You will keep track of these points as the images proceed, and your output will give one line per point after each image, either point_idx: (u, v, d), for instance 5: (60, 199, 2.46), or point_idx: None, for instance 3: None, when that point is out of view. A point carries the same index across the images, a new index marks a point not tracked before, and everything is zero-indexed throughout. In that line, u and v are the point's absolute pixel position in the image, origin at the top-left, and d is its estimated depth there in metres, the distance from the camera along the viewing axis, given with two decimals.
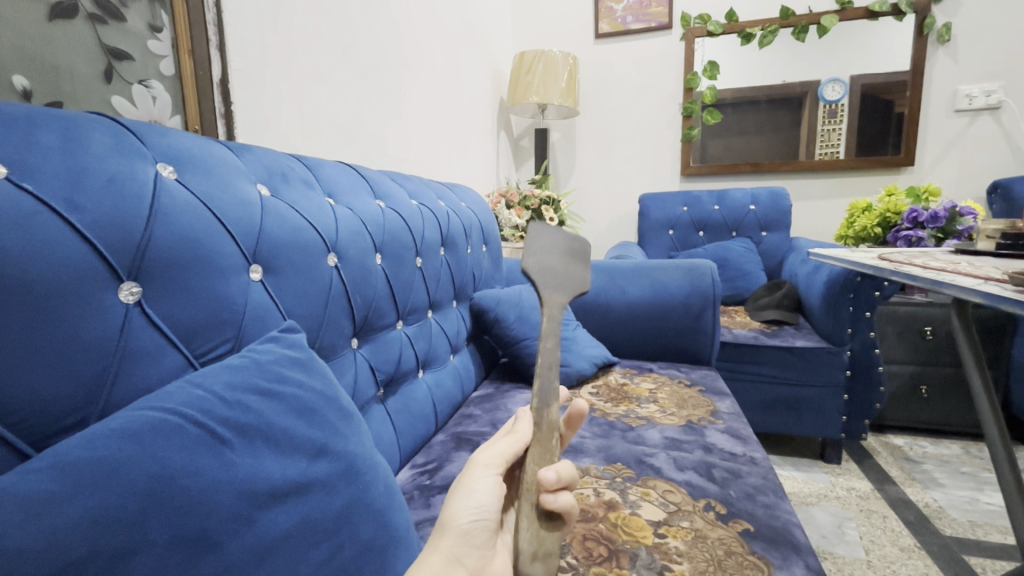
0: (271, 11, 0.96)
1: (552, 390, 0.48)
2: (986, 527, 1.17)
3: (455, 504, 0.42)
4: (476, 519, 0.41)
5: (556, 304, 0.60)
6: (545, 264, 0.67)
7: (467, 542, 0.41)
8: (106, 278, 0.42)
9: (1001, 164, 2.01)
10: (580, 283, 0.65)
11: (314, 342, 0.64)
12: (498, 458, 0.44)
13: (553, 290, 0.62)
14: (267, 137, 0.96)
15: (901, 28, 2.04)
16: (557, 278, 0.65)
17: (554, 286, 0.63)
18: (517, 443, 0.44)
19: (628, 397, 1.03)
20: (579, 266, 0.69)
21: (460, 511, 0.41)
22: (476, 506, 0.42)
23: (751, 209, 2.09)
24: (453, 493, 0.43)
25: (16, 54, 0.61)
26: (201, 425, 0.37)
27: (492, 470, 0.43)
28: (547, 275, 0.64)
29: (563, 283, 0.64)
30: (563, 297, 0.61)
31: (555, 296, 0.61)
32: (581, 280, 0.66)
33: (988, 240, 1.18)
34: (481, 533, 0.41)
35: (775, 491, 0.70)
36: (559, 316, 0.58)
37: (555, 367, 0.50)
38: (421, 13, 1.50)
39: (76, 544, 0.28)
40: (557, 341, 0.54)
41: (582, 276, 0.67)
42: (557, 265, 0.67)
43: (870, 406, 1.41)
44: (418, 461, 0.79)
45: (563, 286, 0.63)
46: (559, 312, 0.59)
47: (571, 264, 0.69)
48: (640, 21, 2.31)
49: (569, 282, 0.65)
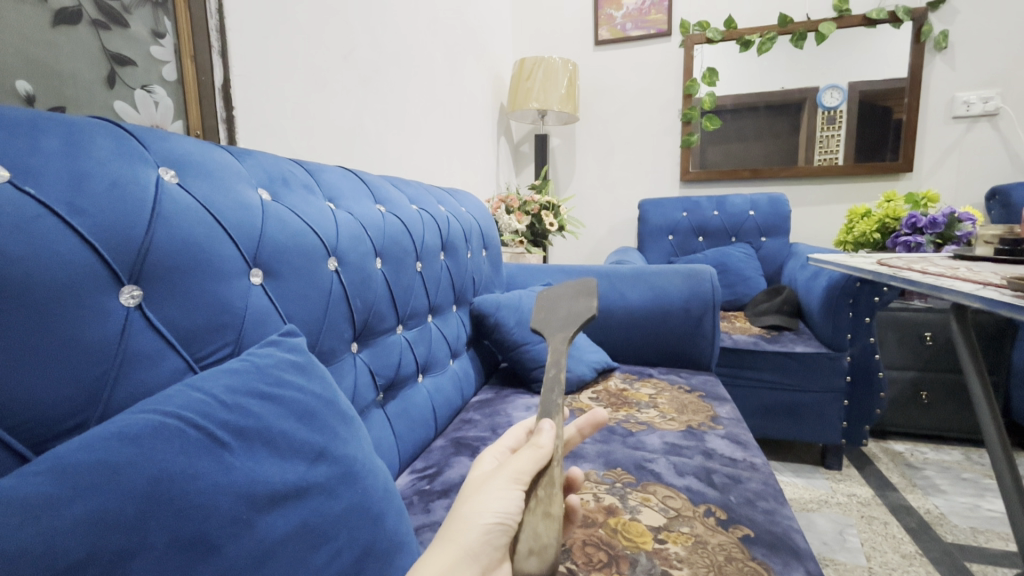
0: (272, 18, 0.96)
1: (554, 403, 0.46)
2: (987, 534, 1.16)
3: (476, 502, 0.39)
4: (496, 520, 0.39)
5: (559, 338, 0.58)
6: (552, 309, 0.67)
7: (484, 541, 0.39)
8: (107, 281, 0.42)
9: (999, 170, 2.02)
10: (584, 310, 0.63)
11: (314, 347, 0.64)
12: (515, 470, 0.40)
13: (558, 329, 0.61)
14: (268, 142, 0.97)
15: (898, 35, 2.06)
16: (562, 318, 0.64)
17: (559, 327, 0.61)
18: (539, 456, 0.41)
19: (627, 403, 1.02)
20: (586, 296, 0.67)
21: (482, 508, 0.39)
22: (498, 508, 0.39)
23: (750, 214, 2.10)
24: (475, 491, 0.41)
25: (20, 60, 0.62)
26: (201, 428, 0.37)
27: (513, 481, 0.40)
28: (551, 317, 0.65)
29: (568, 318, 0.63)
30: (568, 331, 0.60)
31: (560, 334, 0.59)
32: (586, 306, 0.64)
33: (986, 245, 1.17)
34: (500, 537, 0.39)
35: (776, 497, 0.70)
36: (564, 344, 0.56)
37: (560, 384, 0.48)
38: (422, 20, 1.52)
39: (75, 547, 0.28)
40: (562, 363, 0.51)
41: (588, 303, 0.65)
42: (562, 306, 0.67)
43: (869, 412, 1.42)
44: (417, 466, 0.79)
45: (567, 321, 0.62)
46: (566, 342, 0.57)
47: (577, 298, 0.68)
48: (639, 28, 2.32)
49: (572, 312, 0.64)
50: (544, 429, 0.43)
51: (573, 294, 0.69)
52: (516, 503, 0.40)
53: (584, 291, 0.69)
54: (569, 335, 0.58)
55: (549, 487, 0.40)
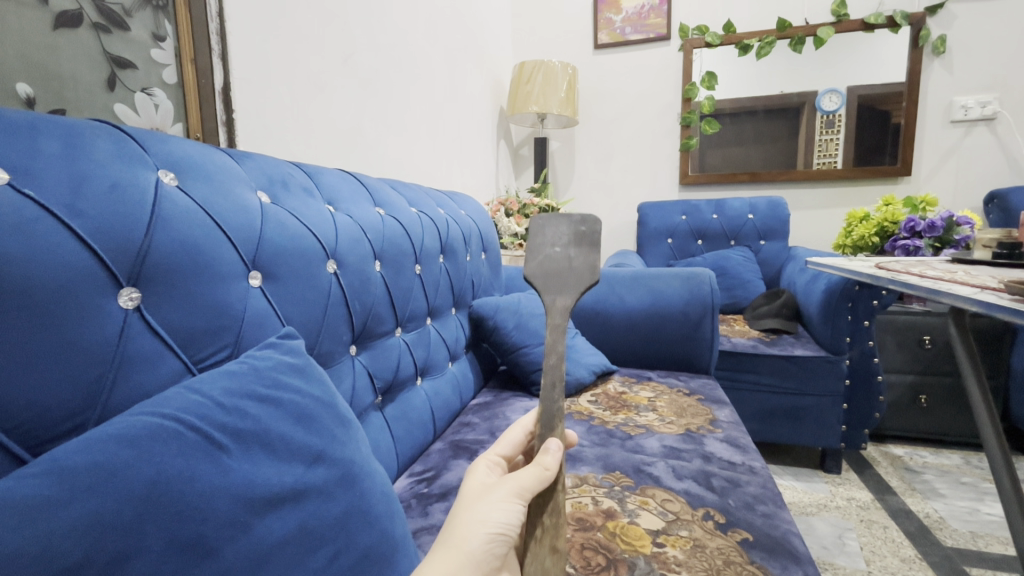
0: (273, 21, 0.97)
1: (557, 409, 0.47)
2: (987, 538, 1.16)
3: (479, 511, 0.40)
4: (499, 532, 0.39)
5: (560, 307, 0.58)
6: (550, 259, 0.66)
7: (487, 550, 0.39)
8: (106, 284, 0.42)
9: (997, 174, 2.02)
10: (587, 271, 0.63)
11: (313, 349, 0.64)
12: (520, 486, 0.41)
13: (558, 292, 0.61)
14: (267, 145, 0.97)
15: (896, 40, 2.07)
16: (562, 275, 0.63)
17: (558, 289, 0.62)
18: (544, 477, 0.42)
19: (626, 405, 1.02)
20: (586, 249, 0.66)
21: (484, 517, 0.40)
22: (500, 520, 0.40)
23: (749, 218, 2.10)
24: (476, 501, 0.41)
25: (20, 63, 0.62)
26: (199, 430, 0.37)
27: (515, 495, 0.41)
28: (550, 275, 0.64)
29: (568, 280, 0.63)
30: (569, 297, 0.60)
31: (560, 298, 0.60)
32: (589, 267, 0.64)
33: (984, 249, 1.19)
34: (501, 547, 0.39)
35: (775, 501, 0.70)
36: (564, 319, 0.56)
37: (562, 382, 0.48)
38: (421, 23, 1.52)
39: (71, 549, 0.28)
40: (562, 354, 0.51)
41: (590, 261, 0.64)
42: (561, 260, 0.66)
43: (869, 416, 1.40)
44: (415, 469, 0.79)
45: (568, 284, 0.62)
46: (565, 314, 0.57)
47: (577, 249, 0.67)
48: (638, 32, 2.33)
49: (575, 275, 0.63)
50: (551, 448, 0.44)
51: (572, 246, 0.67)
52: (517, 516, 0.41)
53: (584, 239, 0.68)
54: (567, 304, 0.59)
55: (554, 516, 0.42)
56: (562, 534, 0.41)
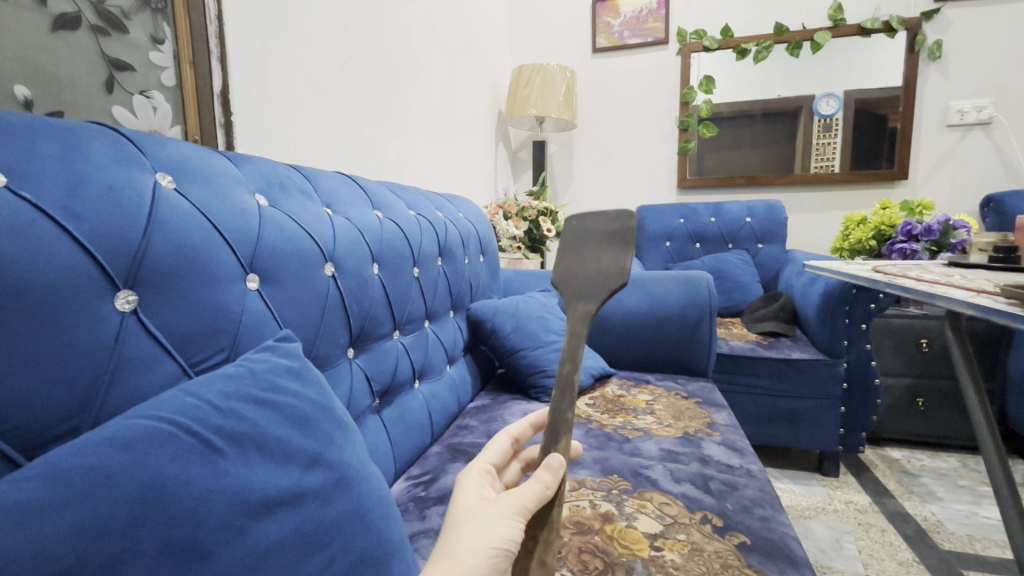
0: (272, 23, 0.97)
1: (564, 419, 0.44)
2: (984, 542, 1.16)
3: (480, 526, 0.40)
4: (501, 546, 0.39)
5: (578, 317, 0.52)
6: (578, 263, 0.58)
7: (490, 565, 0.38)
8: (101, 286, 0.42)
9: (991, 178, 2.03)
10: (617, 273, 0.53)
11: (309, 351, 0.64)
12: (521, 505, 0.40)
13: (580, 300, 0.54)
14: (266, 147, 0.97)
15: (891, 44, 2.08)
16: (587, 280, 0.56)
17: (579, 296, 0.54)
18: (544, 496, 0.41)
19: (624, 409, 1.02)
20: (620, 249, 0.56)
21: (487, 534, 0.39)
22: (503, 535, 0.39)
23: (746, 221, 2.11)
24: (473, 517, 0.41)
25: (18, 65, 0.62)
26: (194, 434, 0.37)
27: (516, 513, 0.40)
28: (575, 280, 0.56)
29: (594, 283, 0.55)
30: (590, 304, 0.52)
31: (580, 306, 0.53)
32: (619, 267, 0.54)
33: (981, 253, 1.20)
34: (504, 562, 0.39)
35: (772, 504, 0.70)
36: (584, 330, 0.50)
37: (573, 391, 0.45)
38: (421, 27, 1.53)
39: (65, 552, 0.27)
40: (578, 363, 0.47)
41: (619, 262, 0.54)
42: (590, 259, 0.57)
43: (867, 418, 1.41)
44: (413, 472, 0.78)
45: (594, 289, 0.54)
46: (585, 326, 0.50)
47: (611, 250, 0.57)
48: (636, 36, 2.35)
49: (602, 277, 0.54)
50: (552, 464, 0.42)
51: (601, 248, 0.57)
52: (518, 531, 0.40)
53: (619, 236, 0.58)
54: (588, 313, 0.52)
55: (550, 532, 0.41)
56: (553, 549, 0.40)
